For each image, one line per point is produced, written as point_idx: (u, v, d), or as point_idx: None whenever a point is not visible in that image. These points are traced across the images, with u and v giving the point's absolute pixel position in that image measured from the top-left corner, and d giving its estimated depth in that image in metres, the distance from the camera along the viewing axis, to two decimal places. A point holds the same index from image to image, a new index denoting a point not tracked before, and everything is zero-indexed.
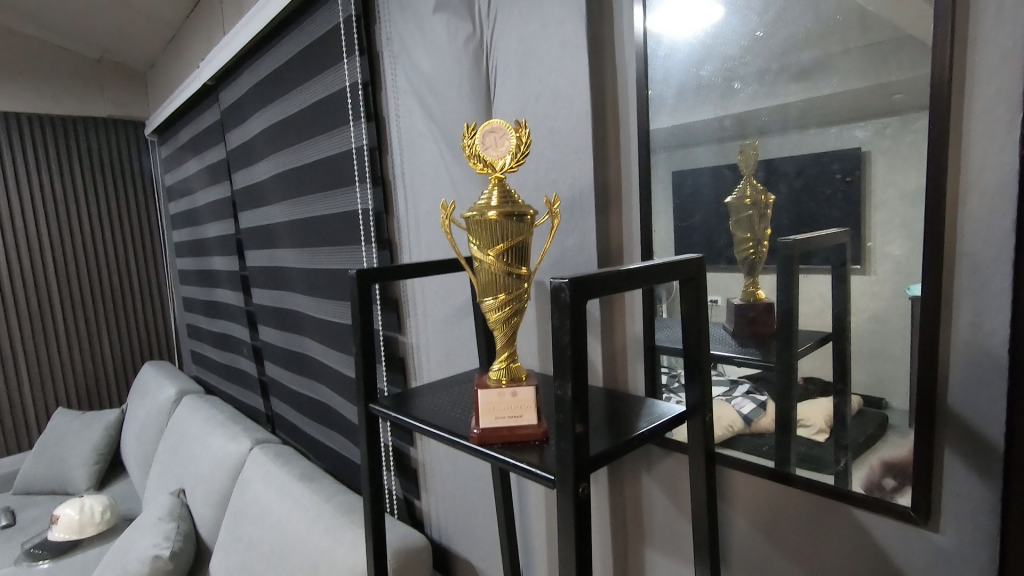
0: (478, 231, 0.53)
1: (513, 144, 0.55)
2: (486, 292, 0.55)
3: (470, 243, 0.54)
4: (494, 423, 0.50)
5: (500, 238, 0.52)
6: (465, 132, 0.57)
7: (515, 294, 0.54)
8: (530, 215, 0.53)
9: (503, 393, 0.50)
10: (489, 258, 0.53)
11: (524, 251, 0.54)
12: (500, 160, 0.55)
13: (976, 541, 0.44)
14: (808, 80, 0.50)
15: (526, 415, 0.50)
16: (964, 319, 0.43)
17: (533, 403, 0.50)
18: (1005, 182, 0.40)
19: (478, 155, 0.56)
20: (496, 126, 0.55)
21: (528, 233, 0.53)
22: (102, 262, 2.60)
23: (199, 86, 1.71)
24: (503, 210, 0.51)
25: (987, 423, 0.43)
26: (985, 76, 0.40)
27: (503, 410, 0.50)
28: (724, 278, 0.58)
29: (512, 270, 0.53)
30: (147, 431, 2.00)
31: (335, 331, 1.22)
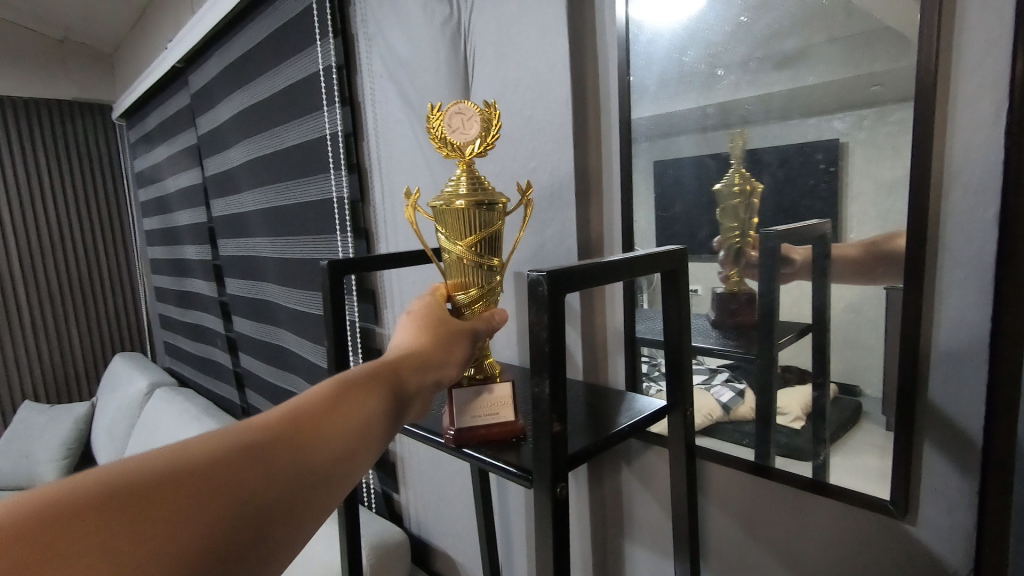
0: (446, 221, 0.51)
1: (482, 127, 0.53)
2: (454, 287, 0.53)
3: (438, 235, 0.52)
4: (468, 423, 0.48)
5: (470, 229, 0.51)
6: (426, 114, 0.53)
7: (487, 291, 0.52)
8: (501, 203, 0.51)
9: (478, 392, 0.48)
10: (460, 249, 0.51)
11: (496, 244, 0.52)
12: (466, 145, 0.53)
13: (953, 534, 0.44)
14: (792, 68, 0.49)
15: (504, 413, 0.49)
16: (945, 312, 0.42)
17: (510, 400, 0.49)
18: (989, 176, 0.40)
19: (443, 139, 0.53)
20: (463, 106, 0.52)
21: (499, 222, 0.52)
22: (68, 250, 2.52)
23: (167, 68, 1.64)
24: (476, 200, 0.50)
25: (965, 418, 0.42)
26: (972, 65, 0.39)
27: (478, 410, 0.48)
28: (705, 268, 0.58)
29: (484, 264, 0.51)
30: (118, 424, 1.95)
31: (311, 323, 1.19)
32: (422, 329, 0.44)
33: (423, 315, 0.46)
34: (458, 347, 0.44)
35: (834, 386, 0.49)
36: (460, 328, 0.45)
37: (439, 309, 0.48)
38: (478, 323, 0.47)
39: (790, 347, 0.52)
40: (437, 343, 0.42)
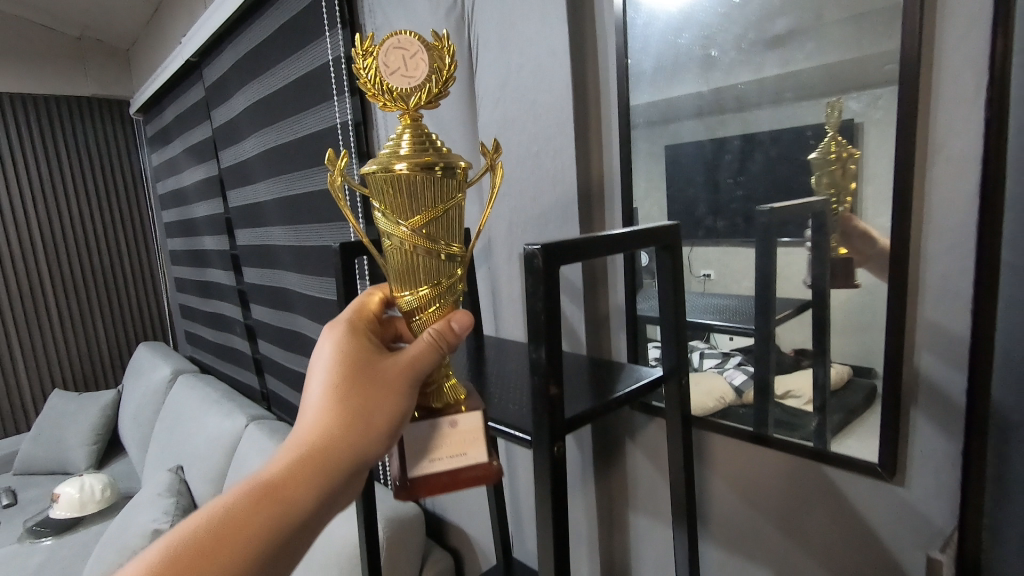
0: (391, 198, 0.44)
1: (431, 71, 0.45)
2: (404, 286, 0.47)
3: (379, 214, 0.46)
4: (426, 468, 0.44)
5: (420, 203, 0.44)
6: (360, 50, 0.46)
7: (444, 282, 0.46)
8: (457, 173, 0.45)
9: (441, 428, 0.44)
10: (405, 231, 0.45)
11: (451, 220, 0.46)
12: (409, 92, 0.45)
13: (938, 496, 0.46)
14: (783, 47, 0.50)
15: (471, 453, 0.45)
16: (930, 281, 0.44)
17: (478, 437, 0.45)
18: (971, 148, 0.41)
19: (379, 81, 0.45)
20: (406, 38, 0.45)
21: (454, 198, 0.46)
22: (91, 244, 2.59)
23: (182, 62, 1.68)
24: (424, 165, 0.43)
25: (950, 383, 0.44)
26: (955, 38, 0.40)
27: (437, 452, 0.44)
28: (722, 253, 0.58)
29: (439, 247, 0.45)
30: (144, 410, 2.02)
31: (326, 309, 1.23)
32: (353, 375, 0.40)
33: (353, 352, 0.41)
34: (391, 395, 0.40)
35: (841, 366, 0.50)
36: (393, 378, 0.40)
37: (368, 343, 0.42)
38: (414, 355, 0.41)
39: (790, 321, 0.54)
40: (368, 397, 0.39)
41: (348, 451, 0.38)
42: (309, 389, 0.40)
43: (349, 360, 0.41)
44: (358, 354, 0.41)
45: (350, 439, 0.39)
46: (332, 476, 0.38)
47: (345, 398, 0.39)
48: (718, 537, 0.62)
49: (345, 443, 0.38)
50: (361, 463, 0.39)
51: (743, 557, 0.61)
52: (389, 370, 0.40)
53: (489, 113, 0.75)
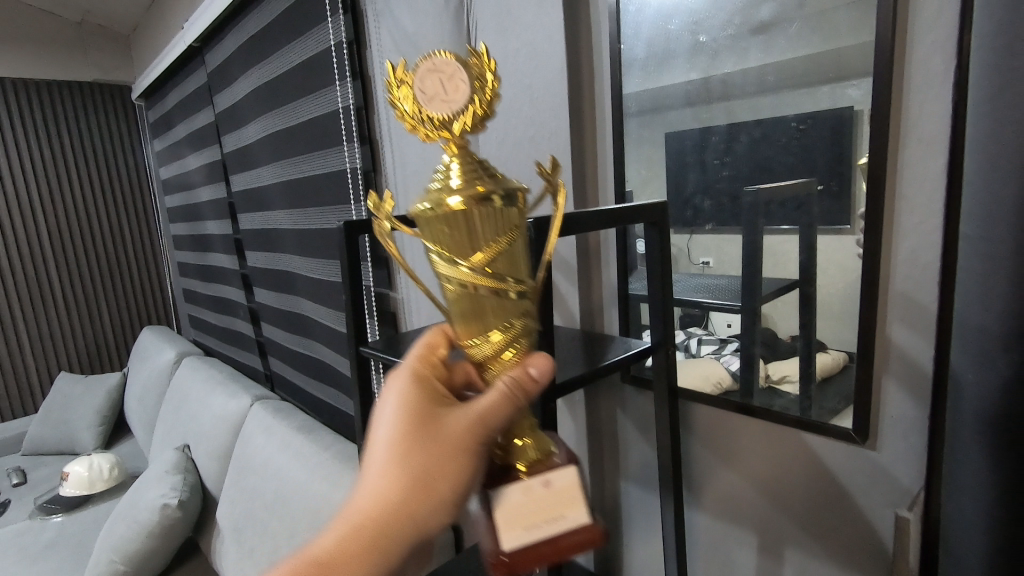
0: (446, 236, 0.39)
1: (473, 91, 0.40)
2: (471, 334, 0.41)
3: (434, 256, 0.40)
4: (524, 537, 0.37)
5: (480, 238, 0.39)
6: (395, 80, 0.42)
7: (516, 326, 0.40)
8: (517, 201, 0.39)
9: (532, 488, 0.37)
10: (466, 274, 0.38)
11: (515, 255, 0.40)
12: (450, 117, 0.40)
13: (907, 457, 0.49)
14: (767, 33, 0.53)
15: (571, 514, 0.38)
16: (901, 255, 0.47)
17: (574, 495, 0.38)
18: (940, 128, 0.43)
19: (419, 112, 0.41)
20: (441, 60, 0.40)
21: (516, 230, 0.39)
22: (94, 229, 2.61)
23: (184, 48, 1.69)
24: (482, 197, 0.38)
25: (918, 352, 0.47)
26: (926, 24, 0.43)
27: (533, 518, 0.37)
28: (722, 240, 0.60)
29: (507, 287, 0.39)
30: (149, 392, 2.06)
31: (329, 290, 1.26)
32: (414, 433, 0.36)
33: (415, 405, 0.37)
34: (456, 457, 0.36)
35: (830, 354, 0.53)
36: (459, 436, 0.36)
37: (432, 392, 0.39)
38: (484, 410, 0.37)
39: (777, 300, 0.57)
40: (431, 461, 0.36)
41: (407, 520, 0.35)
42: (367, 445, 0.37)
43: (408, 414, 0.37)
44: (419, 406, 0.37)
45: (410, 507, 0.35)
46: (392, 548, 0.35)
47: (404, 460, 0.36)
48: (703, 502, 0.65)
49: (404, 511, 0.35)
50: (425, 532, 0.36)
51: (728, 521, 0.64)
52: (454, 427, 0.36)
53: None
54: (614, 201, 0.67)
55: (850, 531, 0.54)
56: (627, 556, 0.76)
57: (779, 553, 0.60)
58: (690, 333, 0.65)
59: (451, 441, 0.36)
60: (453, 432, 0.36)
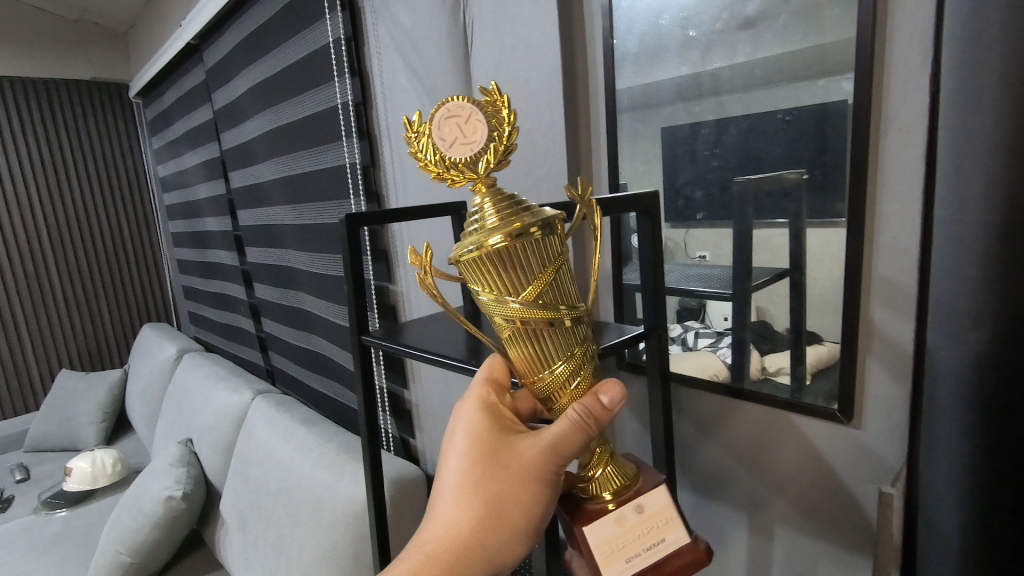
0: (499, 277, 0.42)
1: (491, 132, 0.43)
2: (535, 371, 0.45)
3: (486, 299, 0.43)
4: (628, 571, 0.43)
5: (530, 273, 0.41)
6: (412, 134, 0.44)
7: (575, 352, 0.44)
8: (556, 229, 0.42)
9: (629, 519, 0.44)
10: (522, 309, 0.42)
11: (562, 283, 0.43)
12: (473, 158, 0.43)
13: (890, 434, 0.52)
14: (754, 28, 0.55)
15: (669, 537, 0.45)
16: (882, 240, 0.49)
17: (666, 519, 0.45)
18: (917, 117, 0.45)
19: (440, 158, 0.44)
20: (453, 107, 0.43)
21: (560, 256, 0.42)
22: (92, 227, 2.62)
23: (182, 45, 1.70)
24: (519, 232, 0.40)
25: (899, 332, 0.49)
26: (904, 17, 0.45)
27: (634, 548, 0.44)
28: (714, 234, 0.62)
29: (562, 315, 0.42)
30: (151, 388, 2.07)
31: (329, 285, 1.27)
32: (493, 459, 0.44)
33: (491, 435, 0.45)
34: (529, 481, 0.43)
35: (823, 344, 0.54)
36: (532, 464, 0.43)
37: (506, 425, 0.46)
38: (556, 438, 0.42)
39: (767, 287, 0.58)
40: (508, 484, 0.43)
41: (487, 541, 0.42)
42: (446, 477, 0.44)
43: (481, 450, 0.44)
44: (491, 442, 0.44)
45: (489, 529, 0.42)
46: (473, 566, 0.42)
47: (481, 488, 0.43)
48: (696, 483, 0.68)
49: (484, 534, 0.42)
50: (505, 549, 0.43)
51: (719, 501, 0.66)
52: (527, 455, 0.43)
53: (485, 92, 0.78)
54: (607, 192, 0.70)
55: (836, 507, 0.56)
56: None
57: (769, 530, 0.62)
58: (687, 326, 0.66)
59: (523, 467, 0.43)
60: (525, 460, 0.43)
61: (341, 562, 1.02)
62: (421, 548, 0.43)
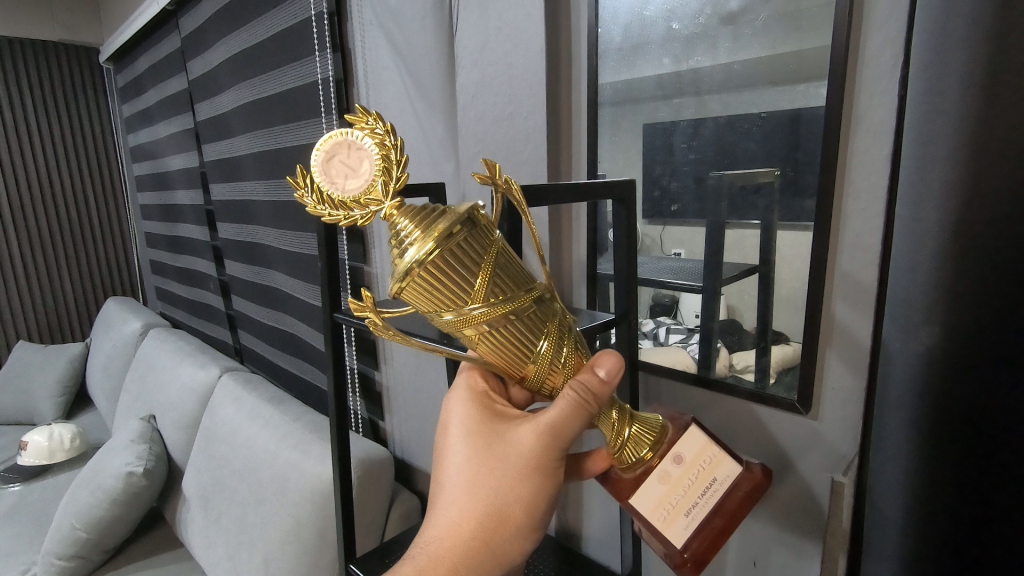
0: (444, 290, 0.39)
1: (378, 158, 0.39)
2: (522, 364, 0.44)
3: (445, 320, 0.41)
4: (693, 524, 0.45)
5: (474, 272, 0.39)
6: (301, 187, 0.42)
7: (548, 327, 0.44)
8: (476, 215, 0.39)
9: (669, 480, 0.45)
10: (480, 309, 0.40)
11: (504, 266, 0.41)
12: (371, 184, 0.40)
13: (845, 426, 0.54)
14: (735, 23, 0.55)
15: (720, 473, 0.46)
16: (846, 237, 0.50)
17: (709, 460, 0.46)
18: (885, 119, 0.47)
19: (340, 202, 0.41)
20: (327, 149, 0.40)
21: (495, 246, 0.40)
22: (56, 195, 2.53)
23: (157, 10, 1.65)
24: (448, 235, 0.37)
25: (858, 327, 0.51)
26: (878, 20, 0.46)
27: (689, 499, 0.45)
28: (688, 232, 0.63)
29: (521, 302, 0.41)
30: (114, 362, 2.03)
31: (303, 263, 1.26)
32: (493, 455, 0.44)
33: (488, 429, 0.45)
34: (532, 474, 0.43)
35: (791, 345, 0.56)
36: (534, 452, 0.43)
37: (503, 418, 0.46)
38: (560, 419, 0.43)
39: (736, 283, 0.60)
40: (512, 481, 0.43)
41: (488, 540, 0.43)
42: (447, 476, 0.45)
43: (479, 445, 0.45)
44: (486, 436, 0.45)
45: (492, 524, 0.43)
46: (480, 562, 0.43)
47: (481, 485, 0.43)
48: None
49: (486, 532, 0.43)
50: (508, 548, 0.44)
51: None
52: (528, 446, 0.43)
53: (467, 74, 0.78)
54: (585, 179, 0.71)
55: (791, 495, 0.59)
56: (586, 520, 0.81)
57: None
58: (659, 322, 0.68)
59: (526, 459, 0.43)
60: (527, 452, 0.43)
61: (305, 541, 1.02)
62: (422, 551, 0.43)
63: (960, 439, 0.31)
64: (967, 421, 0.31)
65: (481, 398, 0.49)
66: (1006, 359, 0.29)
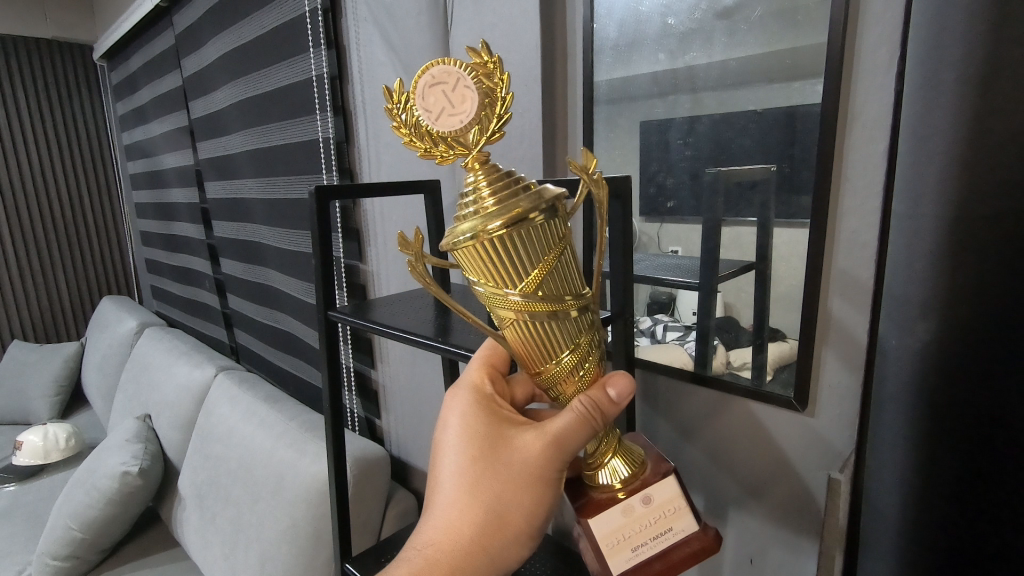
0: (498, 265, 0.39)
1: (484, 104, 0.40)
2: (540, 362, 0.44)
3: (485, 291, 0.41)
4: (634, 559, 0.44)
5: (530, 261, 0.39)
6: (395, 99, 0.41)
7: (579, 338, 0.43)
8: (561, 206, 0.39)
9: (631, 509, 0.44)
10: (521, 297, 0.40)
11: (564, 267, 0.41)
12: (468, 129, 0.40)
13: (842, 424, 0.54)
14: (731, 18, 0.55)
15: (676, 525, 0.45)
16: (843, 234, 0.50)
17: (670, 507, 0.45)
18: (883, 115, 0.46)
19: (427, 132, 0.41)
20: (437, 73, 0.40)
21: (564, 240, 0.40)
22: (51, 194, 2.52)
23: (150, 7, 1.63)
24: (522, 220, 0.37)
25: (855, 323, 0.51)
26: (875, 15, 0.45)
27: (640, 536, 0.45)
28: (684, 229, 0.63)
29: (563, 307, 0.41)
30: (109, 361, 2.02)
31: (298, 261, 1.25)
32: (495, 460, 0.44)
33: (490, 432, 0.45)
34: (534, 482, 0.43)
35: (788, 342, 0.56)
36: (537, 461, 0.43)
37: (507, 421, 0.46)
38: (567, 430, 0.42)
39: (732, 279, 0.59)
40: (513, 487, 0.43)
41: (486, 544, 0.43)
42: (446, 478, 0.45)
43: (481, 450, 0.44)
44: (489, 441, 0.45)
45: (492, 529, 0.43)
46: (477, 565, 0.43)
47: (481, 490, 0.43)
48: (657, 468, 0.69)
49: (484, 536, 0.43)
50: (505, 553, 0.44)
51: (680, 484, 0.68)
52: (532, 454, 0.43)
53: None
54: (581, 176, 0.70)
55: (788, 493, 0.59)
56: None
57: (724, 515, 0.65)
58: (656, 319, 0.68)
59: (529, 466, 0.43)
60: (531, 459, 0.43)
61: (301, 541, 1.02)
62: (418, 552, 0.43)
63: (955, 435, 0.31)
64: (967, 420, 0.30)
65: (484, 399, 0.48)
66: (1001, 359, 0.29)
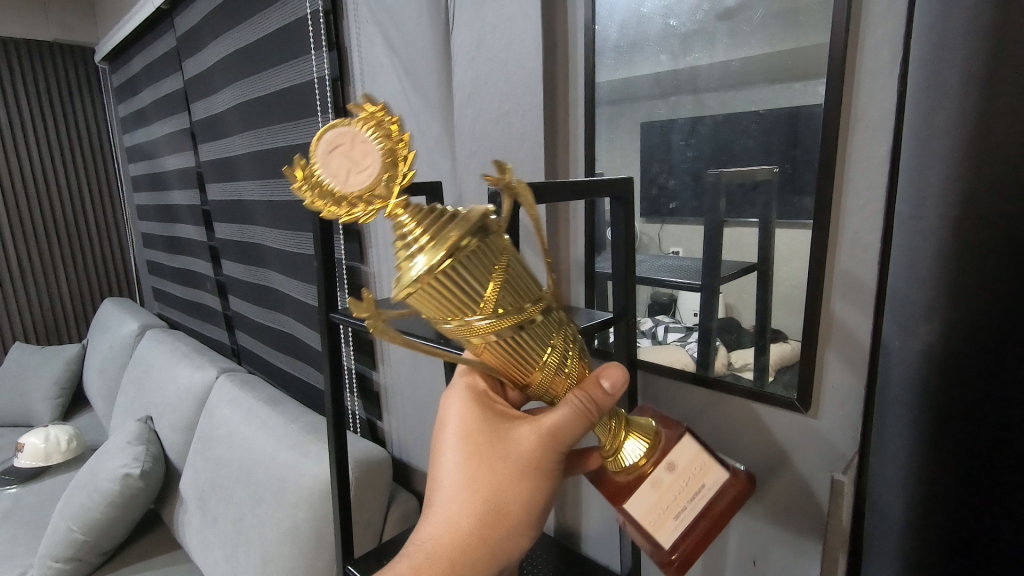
0: (450, 300, 0.37)
1: (386, 153, 0.39)
2: (524, 371, 0.44)
3: (449, 325, 0.39)
4: (681, 526, 0.45)
5: (482, 282, 0.37)
6: (301, 180, 0.40)
7: (553, 340, 0.43)
8: (488, 220, 0.37)
9: (660, 484, 0.45)
10: (483, 320, 0.38)
11: (516, 273, 0.39)
12: (377, 180, 0.38)
13: (844, 425, 0.53)
14: (732, 19, 0.55)
15: (709, 479, 0.46)
16: (846, 235, 0.50)
17: (696, 467, 0.45)
18: (885, 115, 0.46)
19: (338, 198, 0.39)
20: (332, 138, 0.40)
21: (506, 251, 0.38)
22: (52, 196, 2.52)
23: (152, 9, 1.64)
24: (458, 247, 0.35)
25: (857, 324, 0.51)
26: (877, 15, 0.45)
27: (679, 502, 0.45)
28: (686, 230, 0.63)
29: (525, 314, 0.40)
30: (111, 363, 2.02)
31: (299, 263, 1.25)
32: (493, 454, 0.43)
33: (487, 427, 0.45)
34: (532, 474, 0.43)
35: (790, 342, 0.56)
36: (534, 453, 0.43)
37: (503, 416, 0.46)
38: (563, 422, 0.43)
39: (734, 280, 0.59)
40: (512, 480, 0.43)
41: (487, 537, 0.43)
42: (445, 474, 0.44)
43: (479, 444, 0.44)
44: (487, 435, 0.45)
45: (491, 522, 0.43)
46: (479, 559, 0.42)
47: (480, 484, 0.43)
48: None
49: (484, 530, 0.43)
50: (505, 547, 0.43)
51: None
52: (530, 447, 0.43)
53: (464, 72, 0.77)
54: (582, 177, 0.70)
55: (790, 493, 0.58)
56: (585, 519, 0.80)
57: None
58: (658, 321, 0.68)
59: (527, 458, 0.43)
60: (529, 451, 0.43)
61: (302, 542, 1.02)
62: (417, 549, 0.42)
63: (961, 436, 0.31)
64: (966, 421, 0.30)
65: (480, 396, 0.48)
66: (1005, 359, 0.29)
